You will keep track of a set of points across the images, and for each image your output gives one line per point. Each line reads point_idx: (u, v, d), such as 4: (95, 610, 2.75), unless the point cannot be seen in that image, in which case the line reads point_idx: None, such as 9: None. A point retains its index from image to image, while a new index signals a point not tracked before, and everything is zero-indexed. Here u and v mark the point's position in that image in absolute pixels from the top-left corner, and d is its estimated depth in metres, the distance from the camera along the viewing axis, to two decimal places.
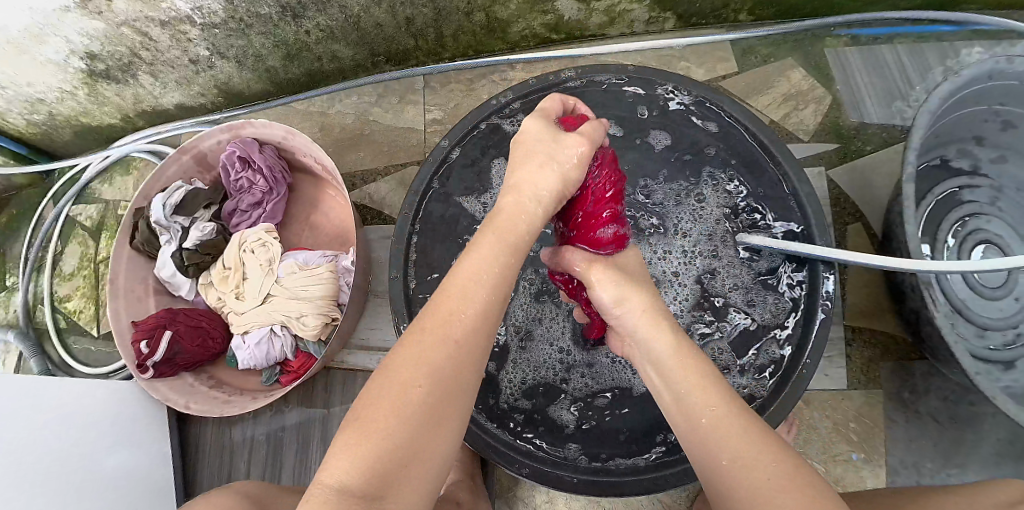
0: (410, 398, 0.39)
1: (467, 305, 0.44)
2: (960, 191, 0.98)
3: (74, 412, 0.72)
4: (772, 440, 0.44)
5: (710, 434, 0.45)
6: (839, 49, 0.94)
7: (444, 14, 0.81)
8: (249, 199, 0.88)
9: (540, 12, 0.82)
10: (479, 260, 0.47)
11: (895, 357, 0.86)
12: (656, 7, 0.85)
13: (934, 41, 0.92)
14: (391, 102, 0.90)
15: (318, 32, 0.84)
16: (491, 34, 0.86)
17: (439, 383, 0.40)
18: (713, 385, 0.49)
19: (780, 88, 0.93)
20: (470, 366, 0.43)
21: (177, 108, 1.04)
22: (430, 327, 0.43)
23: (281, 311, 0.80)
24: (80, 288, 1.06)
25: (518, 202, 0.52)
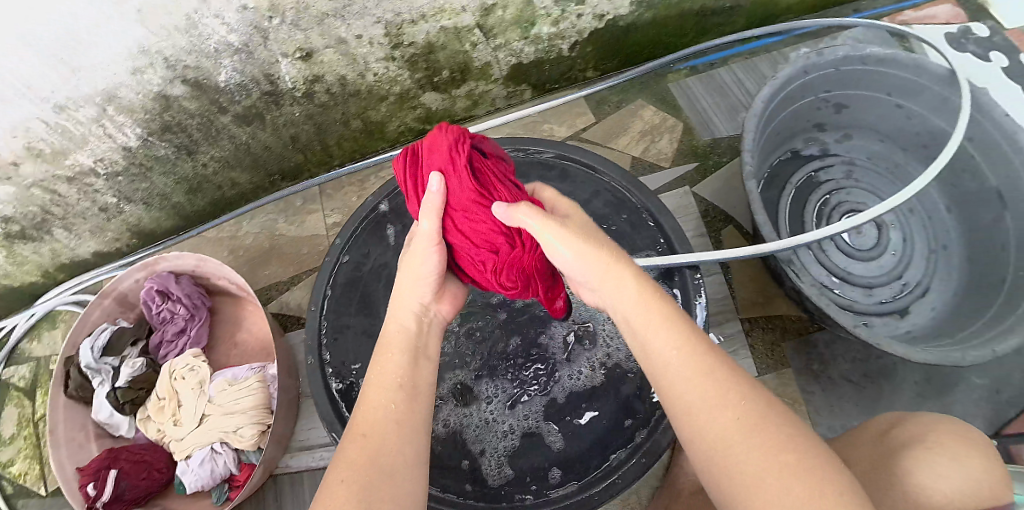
0: (331, 497, 0.42)
1: (376, 407, 0.50)
2: (815, 173, 1.03)
3: None
4: (731, 393, 0.42)
5: (677, 399, 0.44)
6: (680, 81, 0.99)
7: (324, 126, 0.92)
8: (173, 328, 0.91)
9: (409, 108, 0.93)
10: (381, 376, 0.53)
11: (795, 332, 0.88)
12: (511, 82, 0.95)
13: (764, 54, 1.04)
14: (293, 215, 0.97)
15: (214, 164, 0.93)
16: (371, 137, 0.94)
17: (367, 478, 0.44)
18: (679, 338, 0.47)
19: (635, 126, 0.96)
20: (392, 459, 0.46)
21: (96, 257, 1.07)
22: (353, 441, 0.47)
23: (218, 427, 0.83)
24: (21, 450, 1.05)
25: (403, 322, 0.58)
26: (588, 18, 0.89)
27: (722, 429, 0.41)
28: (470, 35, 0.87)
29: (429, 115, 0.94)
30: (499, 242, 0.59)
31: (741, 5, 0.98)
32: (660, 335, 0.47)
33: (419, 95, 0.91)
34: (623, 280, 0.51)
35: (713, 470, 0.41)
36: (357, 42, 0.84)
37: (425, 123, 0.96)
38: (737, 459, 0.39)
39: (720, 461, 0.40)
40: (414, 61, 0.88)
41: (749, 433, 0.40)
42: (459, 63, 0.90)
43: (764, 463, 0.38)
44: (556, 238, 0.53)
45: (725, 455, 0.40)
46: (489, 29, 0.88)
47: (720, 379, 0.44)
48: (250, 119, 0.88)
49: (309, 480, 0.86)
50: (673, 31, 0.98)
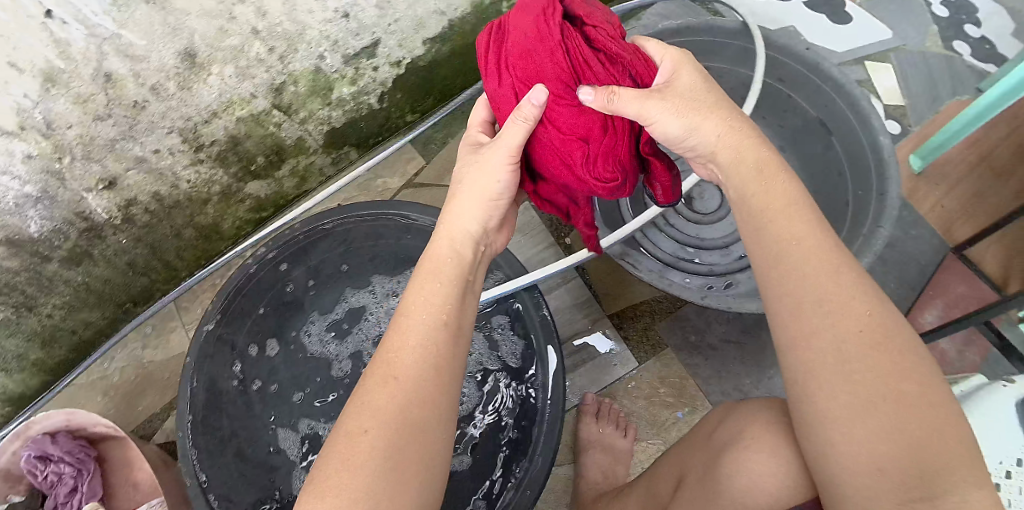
0: (361, 456, 0.41)
1: (404, 357, 0.46)
2: None
3: None
4: (852, 299, 0.41)
5: (797, 291, 0.43)
6: None
7: (159, 246, 0.91)
8: (63, 489, 0.89)
9: (236, 203, 0.93)
10: (431, 297, 0.50)
11: (664, 313, 0.87)
12: (330, 150, 0.96)
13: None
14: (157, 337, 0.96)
15: (59, 311, 0.88)
16: (210, 240, 0.94)
17: (396, 429, 0.43)
18: (803, 217, 0.46)
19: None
20: (423, 409, 0.45)
21: None
22: (381, 384, 0.45)
23: None
24: None
25: (451, 244, 0.55)
26: (384, 67, 0.91)
27: (831, 350, 0.40)
28: (272, 118, 0.87)
29: (261, 203, 0.96)
30: (576, 150, 0.59)
31: None
32: (800, 223, 0.45)
33: (242, 186, 0.91)
34: (754, 153, 0.51)
35: (797, 383, 0.42)
36: (159, 158, 0.82)
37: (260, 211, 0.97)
38: (836, 385, 0.39)
39: (814, 390, 0.41)
40: (224, 156, 0.87)
41: (857, 363, 0.39)
42: (271, 145, 0.90)
43: (866, 406, 0.38)
44: (667, 108, 0.53)
45: (816, 393, 0.40)
46: (288, 108, 0.88)
47: (855, 279, 0.42)
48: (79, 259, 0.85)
49: None
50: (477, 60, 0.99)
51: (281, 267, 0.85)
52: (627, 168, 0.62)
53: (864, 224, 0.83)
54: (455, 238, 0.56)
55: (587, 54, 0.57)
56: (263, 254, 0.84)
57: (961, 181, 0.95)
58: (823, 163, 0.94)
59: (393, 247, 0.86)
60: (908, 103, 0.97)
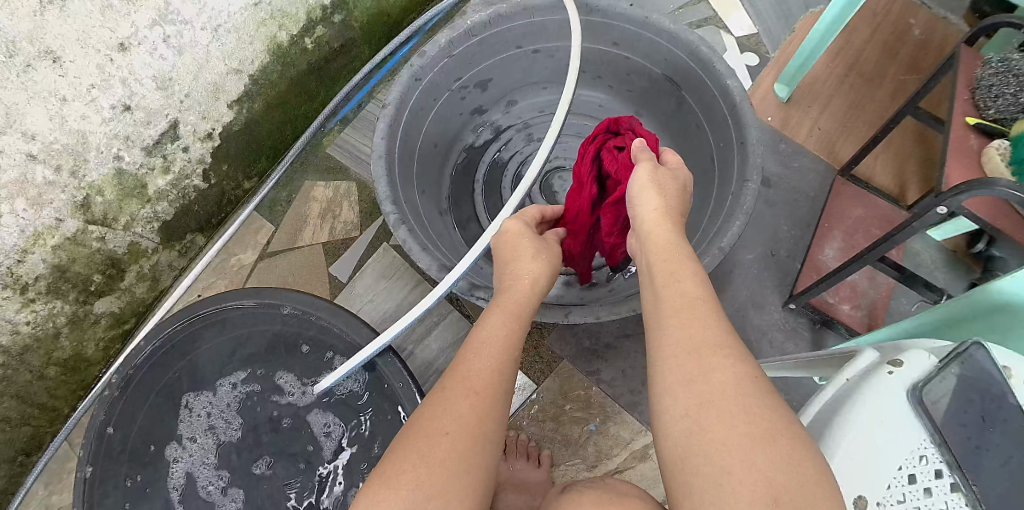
0: (440, 456, 0.38)
1: (486, 368, 0.45)
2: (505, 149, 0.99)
3: None
4: (748, 377, 0.38)
5: (689, 335, 0.41)
6: (338, 140, 0.97)
7: (29, 394, 0.85)
8: None
9: (92, 325, 0.88)
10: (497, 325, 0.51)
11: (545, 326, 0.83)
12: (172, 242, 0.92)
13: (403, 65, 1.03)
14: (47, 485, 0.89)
15: None
16: (79, 369, 0.90)
17: (470, 423, 0.41)
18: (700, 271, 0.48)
19: (311, 212, 0.92)
20: (491, 416, 0.43)
21: None
22: (456, 376, 0.45)
23: None
24: None
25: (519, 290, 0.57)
26: (193, 143, 0.85)
27: (727, 383, 0.37)
28: (94, 233, 0.81)
29: (122, 315, 0.92)
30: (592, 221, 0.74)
31: (347, 43, 0.96)
32: (697, 280, 0.46)
33: (91, 307, 0.86)
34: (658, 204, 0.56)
35: (682, 435, 0.37)
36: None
37: (124, 323, 0.93)
38: (734, 415, 0.35)
39: (702, 438, 0.36)
40: (56, 288, 0.80)
41: (753, 396, 0.37)
42: (103, 260, 0.84)
43: (765, 440, 0.34)
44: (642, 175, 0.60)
45: (709, 431, 0.35)
46: (105, 218, 0.81)
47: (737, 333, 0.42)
48: None
49: None
50: (293, 101, 0.95)
51: (108, 436, 0.72)
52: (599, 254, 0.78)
53: (733, 181, 0.75)
54: (523, 283, 0.58)
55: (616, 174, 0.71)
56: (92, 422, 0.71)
57: (833, 98, 0.92)
58: (680, 119, 0.91)
59: (209, 366, 0.77)
60: (762, 31, 0.95)
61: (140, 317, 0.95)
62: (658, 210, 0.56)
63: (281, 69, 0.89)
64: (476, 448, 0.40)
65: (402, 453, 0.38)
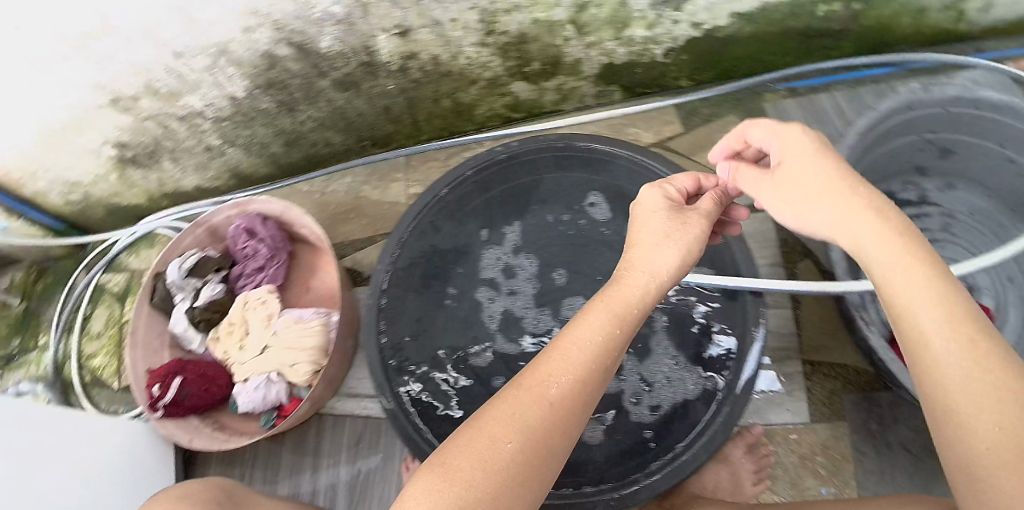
0: (499, 460, 0.42)
1: (574, 365, 0.48)
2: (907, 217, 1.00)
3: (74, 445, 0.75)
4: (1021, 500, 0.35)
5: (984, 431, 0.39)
6: (778, 103, 1.03)
7: (416, 102, 0.96)
8: (253, 264, 0.96)
9: (498, 94, 0.96)
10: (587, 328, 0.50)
11: (845, 380, 0.91)
12: (600, 82, 0.98)
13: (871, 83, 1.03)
14: (378, 179, 1.03)
15: (311, 123, 0.98)
16: (460, 117, 1.00)
17: (508, 438, 0.43)
18: (941, 285, 0.44)
19: (723, 143, 1.00)
20: (555, 432, 0.45)
21: (197, 189, 1.17)
22: (533, 393, 0.46)
23: (278, 360, 0.88)
24: (105, 345, 1.19)
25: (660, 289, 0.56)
26: (684, 25, 0.88)
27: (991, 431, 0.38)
28: (564, 30, 0.87)
29: (517, 103, 0.99)
30: None
31: (849, 29, 0.94)
32: (909, 291, 0.45)
33: (509, 83, 0.94)
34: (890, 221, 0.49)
35: (947, 427, 0.41)
36: (452, 25, 0.82)
37: (511, 111, 1.01)
38: None
39: (972, 440, 0.39)
40: (506, 50, 0.88)
41: (1005, 412, 0.39)
42: (551, 56, 0.91)
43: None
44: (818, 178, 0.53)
45: None
46: (582, 26, 0.87)
47: (1017, 382, 0.40)
48: (347, 87, 0.91)
49: (348, 428, 0.90)
50: (775, 51, 0.97)
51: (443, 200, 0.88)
52: None
53: None
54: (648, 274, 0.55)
55: None
56: (443, 183, 0.88)
57: None
58: None
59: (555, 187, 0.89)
60: None
61: (524, 117, 1.02)
62: (857, 246, 0.50)
63: (790, 10, 0.89)
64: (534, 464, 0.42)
65: (450, 461, 0.42)
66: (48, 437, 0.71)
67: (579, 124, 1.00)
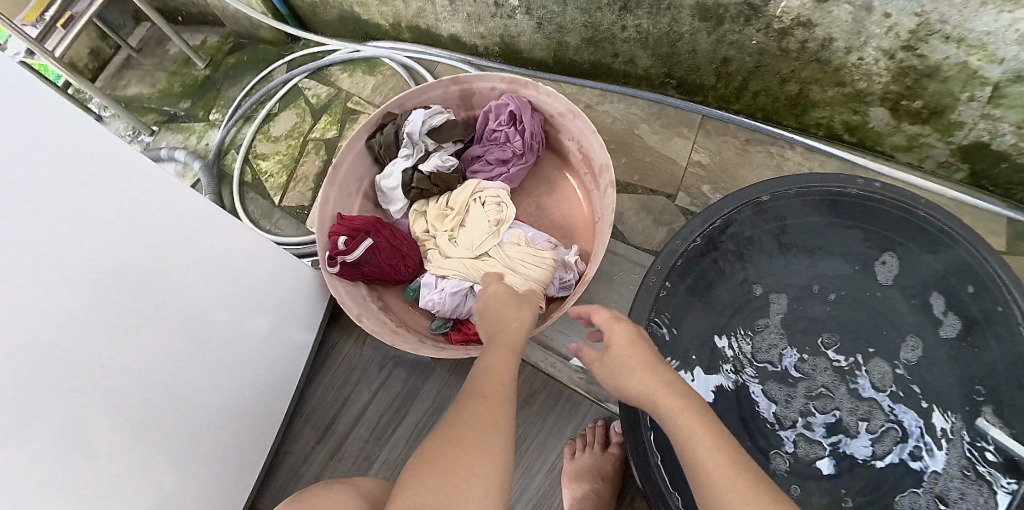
0: (461, 462, 0.39)
1: (498, 383, 0.48)
2: None
3: (232, 275, 0.68)
4: None
5: None
6: None
7: (763, 70, 0.82)
8: (498, 154, 0.83)
9: (850, 109, 0.83)
10: (500, 371, 0.50)
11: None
12: (957, 154, 0.82)
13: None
14: (660, 126, 0.87)
15: (632, 32, 0.84)
16: (791, 109, 0.87)
17: (458, 457, 0.40)
18: (700, 430, 0.44)
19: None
20: (469, 452, 0.40)
21: (445, 39, 1.03)
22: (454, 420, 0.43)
23: (494, 275, 0.76)
24: (280, 154, 1.08)
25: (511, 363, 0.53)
26: None
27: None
28: (980, 88, 0.70)
29: (860, 127, 0.85)
30: None
31: None
32: (685, 433, 0.44)
33: (872, 106, 0.80)
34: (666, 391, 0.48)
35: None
36: (880, 20, 0.68)
37: (845, 132, 0.88)
38: None
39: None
40: (904, 72, 0.73)
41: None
42: (938, 104, 0.75)
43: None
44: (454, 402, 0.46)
45: None
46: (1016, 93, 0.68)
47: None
48: (707, 18, 0.77)
49: (527, 377, 0.78)
50: None
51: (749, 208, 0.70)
52: None
53: None
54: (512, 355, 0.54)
55: None
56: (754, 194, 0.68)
57: None
58: None
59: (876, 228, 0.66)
60: None
61: (852, 142, 0.89)
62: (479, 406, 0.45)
63: None
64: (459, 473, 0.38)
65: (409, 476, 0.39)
66: (192, 240, 0.62)
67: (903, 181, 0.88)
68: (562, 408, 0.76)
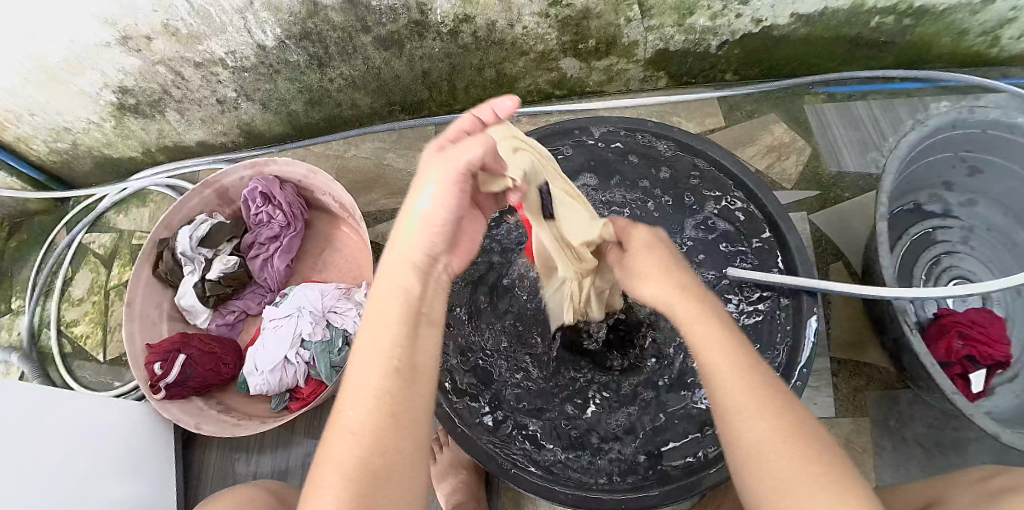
0: (379, 457, 0.36)
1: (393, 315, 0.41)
2: (932, 232, 0.92)
3: (109, 457, 0.76)
4: (778, 419, 0.41)
5: (732, 395, 0.43)
6: (817, 104, 1.00)
7: (459, 69, 0.93)
8: (267, 232, 0.90)
9: (546, 69, 0.94)
10: (360, 387, 0.38)
11: (878, 385, 0.82)
12: (650, 67, 0.96)
13: (904, 96, 0.99)
14: (405, 146, 1.02)
15: (340, 81, 0.94)
16: (500, 88, 0.98)
17: (378, 437, 0.37)
18: (673, 283, 0.50)
19: (763, 141, 1.00)
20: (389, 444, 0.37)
21: (198, 145, 1.12)
22: (343, 435, 0.37)
23: (303, 331, 0.81)
24: (88, 313, 1.11)
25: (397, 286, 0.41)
26: (745, 20, 0.86)
27: (746, 416, 0.42)
28: (628, 11, 0.81)
29: (562, 80, 0.97)
30: (984, 353, 0.75)
31: (897, 40, 0.92)
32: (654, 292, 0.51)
33: (559, 60, 0.91)
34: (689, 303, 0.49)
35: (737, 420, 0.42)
36: None
37: (554, 87, 0.99)
38: (760, 427, 0.41)
39: (730, 404, 0.43)
40: (566, 24, 0.83)
41: (763, 393, 0.43)
42: (607, 36, 0.87)
43: (801, 463, 0.39)
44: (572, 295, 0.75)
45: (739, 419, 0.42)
46: (647, 8, 0.81)
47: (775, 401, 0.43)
48: (389, 46, 0.86)
49: None
50: (822, 55, 0.96)
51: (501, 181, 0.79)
52: (963, 369, 0.76)
53: None
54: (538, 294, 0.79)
55: (998, 332, 0.77)
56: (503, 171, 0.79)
57: None
58: None
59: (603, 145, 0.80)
60: None
61: (566, 94, 1.01)
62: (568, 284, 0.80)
63: (848, 18, 0.87)
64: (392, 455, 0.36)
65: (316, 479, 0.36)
66: (94, 431, 0.75)
67: (621, 107, 1.00)
68: None
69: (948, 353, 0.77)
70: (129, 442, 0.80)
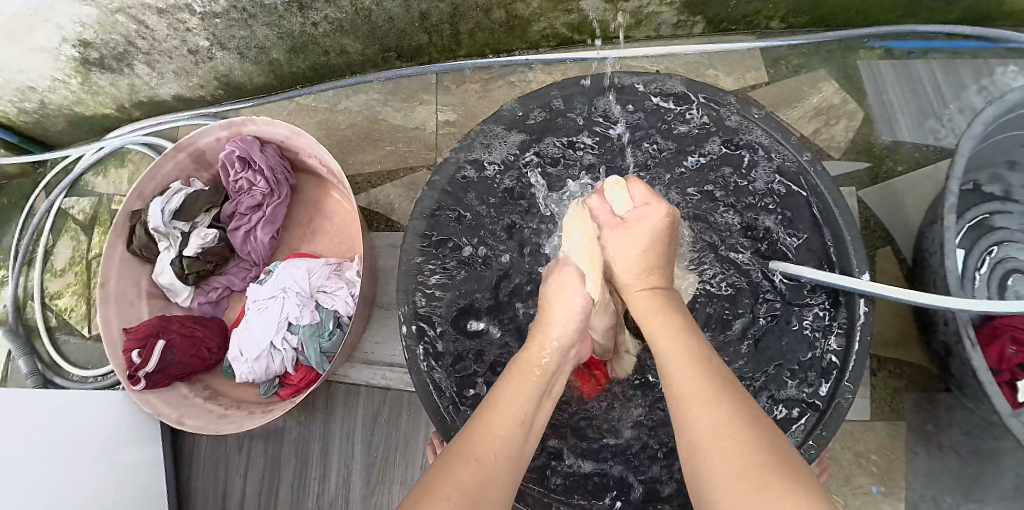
0: (499, 454, 0.41)
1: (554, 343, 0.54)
2: (990, 218, 0.80)
3: (118, 450, 0.75)
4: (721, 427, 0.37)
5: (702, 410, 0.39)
6: (872, 62, 0.86)
7: (461, 10, 0.79)
8: (248, 201, 0.81)
9: (563, 11, 0.80)
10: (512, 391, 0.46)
11: (922, 386, 0.73)
12: (685, 10, 0.82)
13: (968, 57, 0.83)
14: (400, 101, 0.91)
15: (326, 26, 0.81)
16: (510, 32, 0.85)
17: (495, 434, 0.42)
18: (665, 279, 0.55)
19: (811, 100, 0.86)
20: (509, 457, 0.41)
21: (175, 101, 1.01)
22: (475, 430, 0.42)
23: (291, 315, 0.73)
24: (71, 284, 1.04)
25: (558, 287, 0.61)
26: None
27: (693, 431, 0.38)
28: None
29: (582, 23, 0.83)
30: None
31: None
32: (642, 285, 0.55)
33: None
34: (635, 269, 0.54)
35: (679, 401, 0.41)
36: None
37: (574, 32, 0.86)
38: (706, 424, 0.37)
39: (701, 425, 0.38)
40: None
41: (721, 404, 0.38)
42: None
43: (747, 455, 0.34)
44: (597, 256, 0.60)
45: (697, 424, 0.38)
46: None
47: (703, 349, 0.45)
48: None
49: (363, 399, 0.78)
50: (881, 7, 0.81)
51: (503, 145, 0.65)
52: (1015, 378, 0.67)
53: None
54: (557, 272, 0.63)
55: None
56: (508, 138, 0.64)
57: None
58: None
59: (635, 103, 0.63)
60: None
61: (586, 39, 0.88)
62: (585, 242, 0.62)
63: None
64: (507, 453, 0.41)
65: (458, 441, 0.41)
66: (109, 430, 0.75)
67: (650, 58, 0.87)
68: (408, 414, 0.76)
69: (1000, 360, 0.68)
70: (129, 431, 0.78)
